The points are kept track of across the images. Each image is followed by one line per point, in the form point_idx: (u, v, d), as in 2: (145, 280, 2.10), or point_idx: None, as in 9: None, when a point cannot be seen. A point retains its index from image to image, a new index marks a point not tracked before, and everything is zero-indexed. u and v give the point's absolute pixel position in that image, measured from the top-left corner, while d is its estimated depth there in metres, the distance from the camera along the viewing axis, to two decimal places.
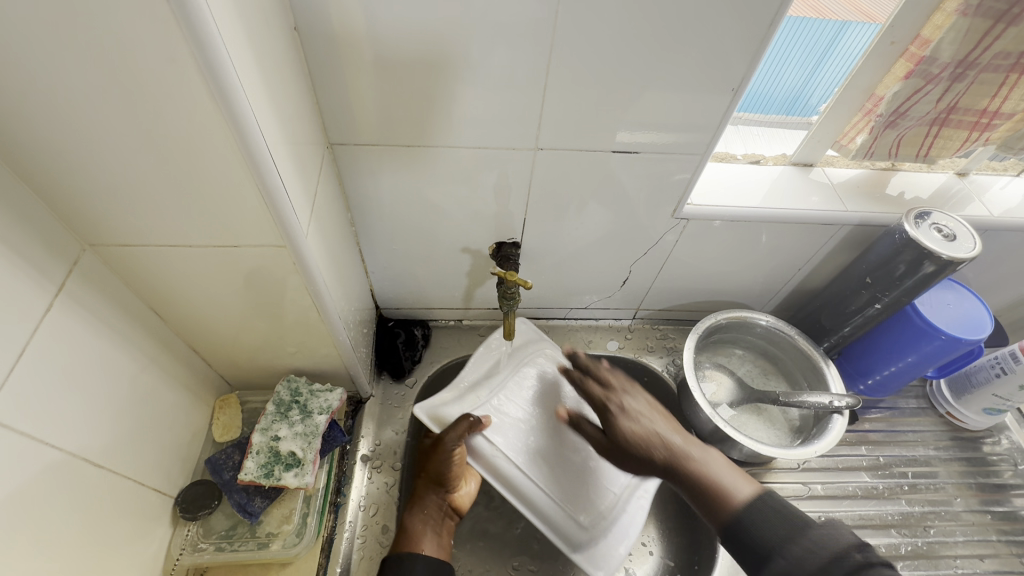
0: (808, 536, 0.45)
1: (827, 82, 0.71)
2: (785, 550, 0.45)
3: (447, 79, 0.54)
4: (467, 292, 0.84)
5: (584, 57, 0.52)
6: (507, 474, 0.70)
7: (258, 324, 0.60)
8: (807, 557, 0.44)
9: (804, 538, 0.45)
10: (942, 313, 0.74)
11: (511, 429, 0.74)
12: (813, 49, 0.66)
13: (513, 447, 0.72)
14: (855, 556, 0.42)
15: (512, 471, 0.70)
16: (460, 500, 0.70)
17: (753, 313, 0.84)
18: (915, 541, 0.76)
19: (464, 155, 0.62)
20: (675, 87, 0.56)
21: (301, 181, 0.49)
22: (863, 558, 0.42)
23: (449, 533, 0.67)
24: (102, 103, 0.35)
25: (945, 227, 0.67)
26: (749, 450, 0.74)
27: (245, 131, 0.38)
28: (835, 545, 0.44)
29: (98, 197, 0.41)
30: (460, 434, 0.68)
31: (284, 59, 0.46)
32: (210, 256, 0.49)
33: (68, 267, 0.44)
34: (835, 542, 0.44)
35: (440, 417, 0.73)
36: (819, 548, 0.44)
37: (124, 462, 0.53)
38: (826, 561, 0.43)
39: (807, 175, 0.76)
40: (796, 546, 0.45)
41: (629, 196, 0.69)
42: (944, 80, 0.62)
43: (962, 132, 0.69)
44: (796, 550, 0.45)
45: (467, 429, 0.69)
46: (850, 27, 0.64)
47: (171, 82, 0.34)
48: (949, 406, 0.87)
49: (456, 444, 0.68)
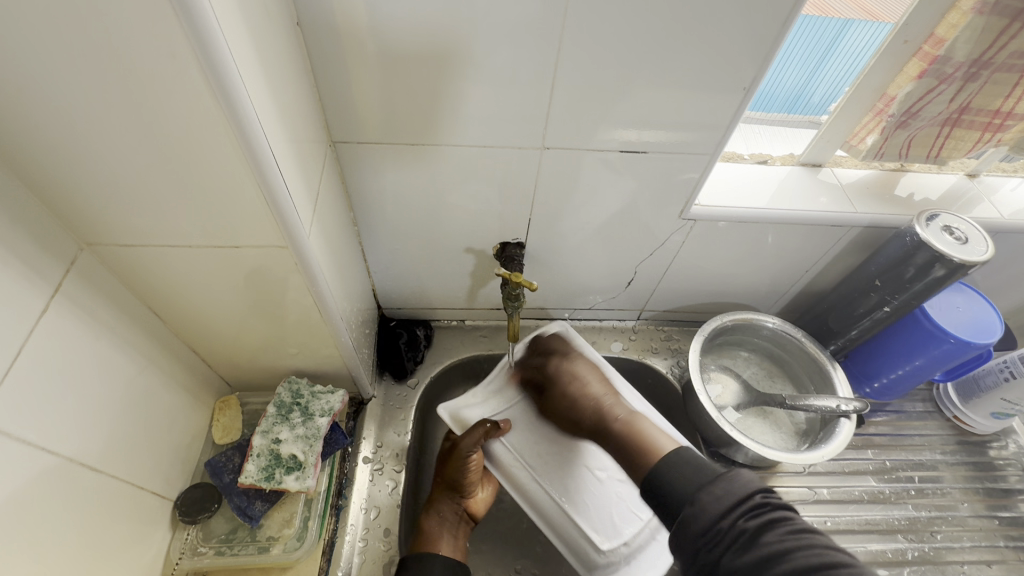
0: (716, 485, 0.47)
1: (829, 80, 0.70)
2: (696, 501, 0.47)
3: (452, 77, 0.53)
4: (471, 292, 0.83)
5: (593, 55, 0.51)
6: (525, 484, 0.71)
7: (259, 324, 0.59)
8: (714, 504, 0.46)
9: (712, 487, 0.48)
10: (951, 316, 0.73)
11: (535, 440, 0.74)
12: (814, 49, 0.66)
13: (533, 458, 0.73)
14: (753, 499, 0.45)
15: (530, 484, 0.71)
16: (476, 505, 0.72)
17: (760, 315, 0.83)
18: (922, 546, 0.76)
19: (469, 154, 0.61)
20: (686, 85, 0.54)
21: (304, 179, 0.48)
22: (761, 500, 0.45)
23: (464, 534, 0.70)
24: (99, 99, 0.34)
25: (957, 230, 0.66)
26: (754, 454, 0.73)
27: (247, 129, 0.37)
28: (739, 491, 0.46)
29: (95, 195, 0.40)
30: (475, 440, 0.69)
31: (287, 54, 0.45)
32: (210, 256, 0.48)
33: (65, 267, 0.43)
34: (736, 487, 0.47)
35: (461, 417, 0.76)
36: (725, 495, 0.46)
37: (122, 465, 0.52)
38: (730, 507, 0.45)
39: (815, 175, 0.75)
40: (707, 495, 0.47)
41: (635, 196, 0.68)
42: (957, 79, 0.61)
43: (974, 133, 0.68)
44: (706, 499, 0.47)
45: (484, 435, 0.70)
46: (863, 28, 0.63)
47: (170, 77, 0.33)
48: (956, 409, 0.86)
49: (472, 448, 0.69)
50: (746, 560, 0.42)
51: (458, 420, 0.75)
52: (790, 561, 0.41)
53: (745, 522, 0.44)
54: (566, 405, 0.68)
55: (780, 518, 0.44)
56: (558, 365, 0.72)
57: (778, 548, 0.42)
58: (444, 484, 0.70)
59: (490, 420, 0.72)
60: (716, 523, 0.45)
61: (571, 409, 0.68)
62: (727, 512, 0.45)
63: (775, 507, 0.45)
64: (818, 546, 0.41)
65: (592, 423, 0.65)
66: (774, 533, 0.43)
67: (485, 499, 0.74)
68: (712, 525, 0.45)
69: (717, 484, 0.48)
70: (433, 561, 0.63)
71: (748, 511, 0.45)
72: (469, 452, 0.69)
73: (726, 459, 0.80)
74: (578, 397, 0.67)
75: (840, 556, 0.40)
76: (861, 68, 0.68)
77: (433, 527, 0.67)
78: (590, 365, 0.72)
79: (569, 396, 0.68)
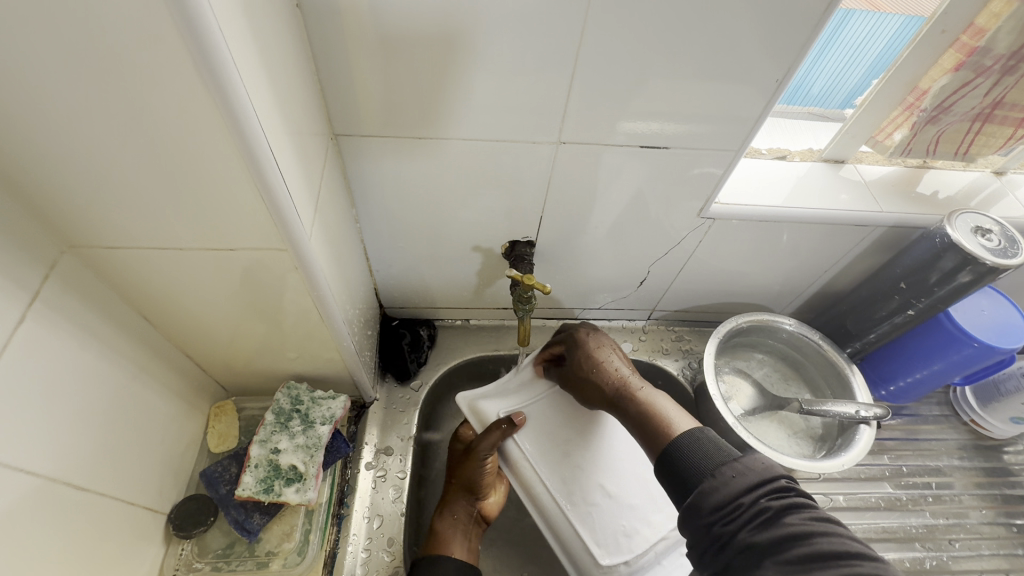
0: (740, 461, 0.44)
1: (825, 74, 0.68)
2: (718, 473, 0.44)
3: (464, 66, 0.49)
4: (477, 291, 0.80)
5: (618, 42, 0.48)
6: (534, 487, 0.66)
7: (257, 328, 0.55)
8: (738, 479, 0.43)
9: (736, 462, 0.44)
10: (975, 319, 0.71)
11: (552, 442, 0.69)
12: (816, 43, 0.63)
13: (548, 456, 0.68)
14: (779, 481, 0.43)
15: (537, 484, 0.66)
16: (488, 508, 0.70)
17: (778, 316, 0.81)
18: (939, 555, 0.74)
19: (480, 149, 0.57)
20: (712, 77, 0.51)
21: (304, 174, 0.44)
22: (785, 485, 0.43)
23: (477, 536, 0.68)
24: (82, 93, 0.30)
25: (990, 233, 0.64)
26: (769, 460, 0.71)
27: (243, 122, 0.33)
28: (765, 470, 0.43)
29: (75, 195, 0.37)
30: (492, 444, 0.67)
31: (285, 36, 0.41)
32: (204, 259, 0.45)
33: (44, 272, 0.40)
34: (760, 467, 0.44)
35: (478, 408, 0.73)
36: (750, 471, 0.43)
37: (111, 480, 0.49)
38: (755, 485, 0.42)
39: (837, 172, 0.71)
40: (729, 469, 0.44)
41: (652, 193, 0.65)
42: (995, 72, 0.58)
43: (1007, 130, 0.65)
44: (728, 474, 0.44)
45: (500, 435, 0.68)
46: (893, 18, 0.60)
47: (156, 63, 0.30)
48: (974, 413, 0.84)
49: (488, 451, 0.67)
50: (765, 538, 0.40)
51: (474, 410, 0.72)
52: (811, 545, 0.38)
53: (768, 501, 0.41)
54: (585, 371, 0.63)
55: (802, 505, 0.41)
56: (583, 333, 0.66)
57: (799, 530, 0.39)
58: (459, 485, 0.67)
59: (505, 419, 0.69)
60: (738, 497, 0.42)
61: (590, 376, 0.62)
62: (750, 489, 0.42)
63: (797, 494, 0.42)
64: (841, 535, 0.39)
65: (609, 393, 0.60)
66: (796, 516, 0.40)
67: (497, 502, 0.71)
68: (732, 499, 0.42)
69: (741, 460, 0.44)
70: (447, 562, 0.61)
71: (771, 491, 0.42)
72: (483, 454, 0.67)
73: None
74: (599, 366, 0.62)
75: (860, 547, 0.38)
76: (867, 60, 0.65)
77: (447, 529, 0.65)
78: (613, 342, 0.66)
79: (590, 365, 0.63)
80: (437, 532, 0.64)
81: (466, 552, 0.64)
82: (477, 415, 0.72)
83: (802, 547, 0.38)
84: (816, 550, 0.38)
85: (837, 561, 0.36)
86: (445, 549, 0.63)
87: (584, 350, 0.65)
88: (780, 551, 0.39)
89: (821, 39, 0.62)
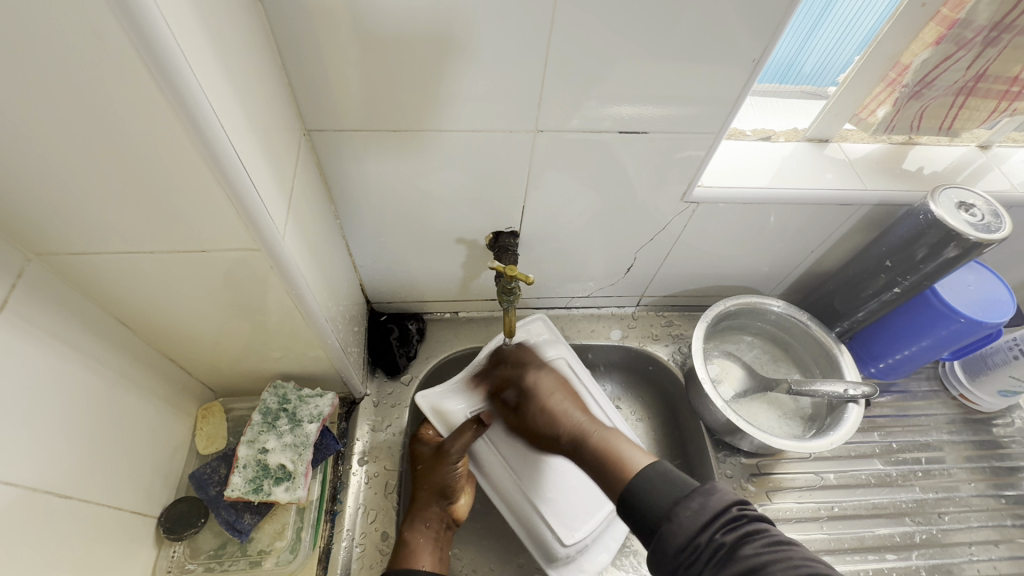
0: (692, 499, 0.49)
1: (818, 51, 0.65)
2: (673, 516, 0.48)
3: (437, 58, 0.48)
4: (464, 284, 0.80)
5: (591, 26, 0.47)
6: (501, 483, 0.70)
7: (240, 329, 0.55)
8: (692, 517, 0.47)
9: (689, 501, 0.49)
10: (962, 294, 0.71)
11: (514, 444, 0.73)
12: (808, 16, 0.60)
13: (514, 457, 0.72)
14: (730, 510, 0.47)
15: (504, 483, 0.70)
16: (460, 510, 0.68)
17: (766, 298, 0.81)
18: (929, 529, 0.75)
19: (457, 140, 0.57)
20: (688, 62, 0.51)
21: (274, 173, 0.43)
22: (737, 513, 0.47)
23: (447, 543, 0.66)
24: (29, 99, 0.30)
25: (974, 208, 0.64)
26: (760, 442, 0.71)
27: (202, 122, 0.33)
28: (716, 503, 0.47)
29: (39, 203, 0.36)
30: (465, 445, 0.67)
31: (246, 30, 0.40)
32: (175, 263, 0.44)
33: (12, 280, 0.39)
34: (712, 501, 0.48)
35: (443, 412, 0.74)
36: (702, 509, 0.47)
37: (95, 487, 0.49)
38: (707, 522, 0.46)
39: (822, 151, 0.71)
40: (684, 508, 0.48)
41: (636, 177, 0.64)
42: (977, 45, 0.58)
43: (990, 102, 0.65)
44: (682, 513, 0.48)
45: (472, 436, 0.68)
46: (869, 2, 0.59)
47: (105, 64, 0.29)
48: (963, 388, 0.85)
49: (459, 453, 0.67)
50: (724, 575, 0.43)
51: (439, 414, 0.73)
52: None
53: (722, 536, 0.45)
54: (539, 421, 0.69)
55: (756, 531, 0.45)
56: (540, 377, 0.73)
57: (755, 560, 0.43)
58: (430, 489, 0.66)
59: (476, 419, 0.69)
60: (695, 536, 0.46)
61: (545, 425, 0.69)
62: (704, 527, 0.46)
63: (751, 519, 0.46)
64: (794, 560, 0.42)
65: (566, 443, 0.66)
66: (752, 547, 0.44)
67: (466, 505, 0.70)
68: (690, 540, 0.46)
69: (693, 498, 0.49)
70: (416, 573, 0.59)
71: (725, 524, 0.46)
72: (454, 456, 0.67)
73: (730, 447, 0.78)
74: (556, 418, 0.68)
75: (814, 566, 0.41)
76: (859, 37, 0.63)
77: (418, 539, 0.63)
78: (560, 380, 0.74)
79: (546, 412, 0.69)
80: (405, 542, 0.62)
81: (434, 562, 0.62)
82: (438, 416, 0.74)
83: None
84: None
85: None
86: (414, 560, 0.61)
87: (537, 393, 0.71)
88: None
89: (796, 25, 0.62)
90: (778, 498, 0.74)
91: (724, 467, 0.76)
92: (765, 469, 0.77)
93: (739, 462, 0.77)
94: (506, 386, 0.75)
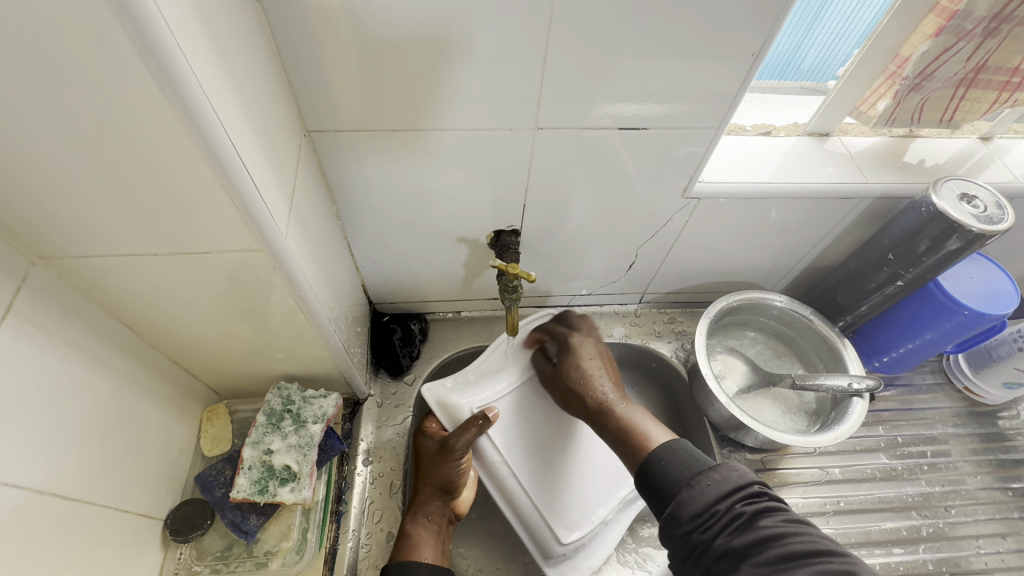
0: (715, 469, 0.50)
1: (817, 47, 0.64)
2: (694, 483, 0.49)
3: (436, 57, 0.48)
4: (466, 283, 0.80)
5: (588, 21, 0.47)
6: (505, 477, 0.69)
7: (243, 331, 0.55)
8: (714, 486, 0.48)
9: (712, 472, 0.50)
10: (965, 286, 0.71)
11: (527, 443, 0.71)
12: (804, 13, 0.60)
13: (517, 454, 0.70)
14: (753, 486, 0.48)
15: (508, 479, 0.69)
16: (460, 505, 0.69)
17: (768, 293, 0.80)
18: (935, 522, 0.75)
19: (457, 139, 0.57)
20: (687, 58, 0.51)
21: (275, 174, 0.44)
22: (759, 489, 0.48)
23: (449, 536, 0.66)
24: (34, 104, 0.30)
25: (976, 200, 0.63)
26: (764, 437, 0.71)
27: (204, 124, 0.33)
28: (739, 476, 0.49)
29: (42, 205, 0.36)
30: (469, 441, 0.65)
31: (244, 32, 0.40)
32: (179, 264, 0.44)
33: (16, 284, 0.39)
34: (734, 474, 0.49)
35: (449, 405, 0.72)
36: (725, 479, 0.48)
37: (100, 490, 0.49)
38: (729, 492, 0.47)
39: (823, 145, 0.71)
40: (705, 478, 0.49)
41: (637, 173, 0.64)
42: (976, 36, 0.58)
43: (991, 94, 0.64)
44: (703, 483, 0.49)
45: (476, 432, 0.66)
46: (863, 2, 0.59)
47: (106, 66, 0.29)
48: (967, 380, 0.84)
49: (464, 449, 0.66)
50: (740, 541, 0.45)
51: (444, 407, 0.72)
52: (784, 545, 0.43)
53: (742, 506, 0.46)
54: (573, 378, 0.70)
55: (774, 507, 0.46)
56: (578, 343, 0.73)
57: (772, 532, 0.44)
58: (433, 484, 0.65)
59: (481, 415, 0.67)
60: (714, 505, 0.47)
61: (577, 382, 0.69)
62: (725, 496, 0.47)
63: (771, 497, 0.47)
64: (811, 535, 0.43)
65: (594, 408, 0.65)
66: (769, 519, 0.45)
67: (468, 499, 0.71)
68: (708, 508, 0.47)
69: (717, 469, 0.50)
70: (419, 566, 0.59)
71: (745, 497, 0.47)
72: (457, 453, 0.65)
73: (735, 443, 0.78)
74: (590, 383, 0.68)
75: (829, 544, 0.42)
76: (858, 32, 0.62)
77: (420, 532, 0.63)
78: (598, 350, 0.74)
79: (581, 372, 0.70)
80: (408, 535, 0.62)
81: (437, 555, 0.63)
82: (444, 409, 0.72)
83: (772, 547, 0.43)
84: (789, 550, 0.42)
85: (805, 560, 0.41)
86: (416, 554, 0.61)
87: (577, 353, 0.72)
88: (755, 552, 0.43)
89: (793, 24, 0.61)
90: (783, 494, 0.74)
91: (729, 463, 0.76)
92: (770, 464, 0.77)
93: (744, 458, 0.77)
94: (552, 344, 0.76)
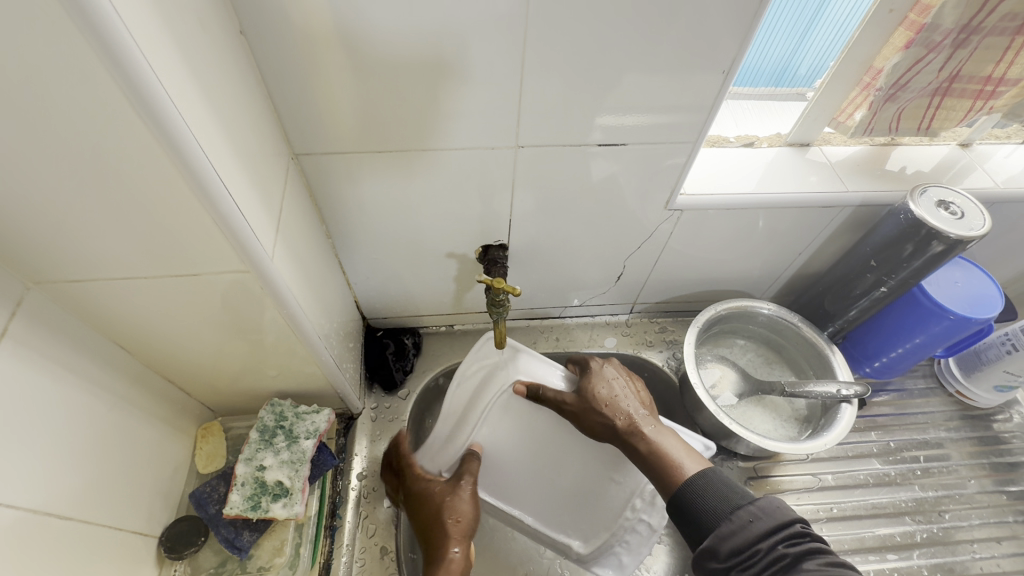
0: (757, 505, 0.49)
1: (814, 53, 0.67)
2: (735, 518, 0.49)
3: (416, 81, 0.50)
4: (457, 297, 0.81)
5: (562, 44, 0.49)
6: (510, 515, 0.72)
7: (236, 349, 0.56)
8: (756, 525, 0.48)
9: (752, 507, 0.50)
10: (949, 291, 0.71)
11: (507, 478, 0.70)
12: (800, 18, 0.62)
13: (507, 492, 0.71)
14: (795, 526, 0.48)
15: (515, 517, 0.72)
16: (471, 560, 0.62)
17: (755, 301, 0.81)
18: (930, 527, 0.75)
19: (441, 158, 0.58)
20: (660, 76, 0.52)
21: (261, 198, 0.45)
22: (800, 529, 0.47)
23: None
24: (26, 140, 0.32)
25: (953, 205, 0.65)
26: (756, 446, 0.71)
27: (189, 156, 0.35)
28: (782, 516, 0.48)
29: (36, 235, 0.38)
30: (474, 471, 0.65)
31: (229, 66, 0.42)
32: (169, 286, 0.45)
33: (12, 308, 0.41)
34: (777, 512, 0.49)
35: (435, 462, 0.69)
36: (769, 516, 0.48)
37: (95, 508, 0.50)
38: (771, 531, 0.47)
39: (804, 155, 0.72)
40: (745, 514, 0.49)
41: (620, 187, 0.65)
42: (946, 47, 0.59)
43: (965, 102, 0.66)
44: (743, 519, 0.49)
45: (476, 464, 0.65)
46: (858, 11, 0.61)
47: (96, 107, 0.31)
48: (959, 384, 0.85)
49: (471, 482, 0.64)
50: None
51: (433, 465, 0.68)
52: None
53: (785, 547, 0.46)
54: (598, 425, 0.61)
55: (819, 551, 0.46)
56: (598, 365, 0.65)
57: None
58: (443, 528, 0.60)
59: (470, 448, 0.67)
60: (755, 544, 0.47)
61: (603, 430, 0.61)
62: (767, 535, 0.47)
63: (814, 538, 0.47)
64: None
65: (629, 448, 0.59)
66: (812, 562, 0.45)
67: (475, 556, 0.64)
68: (749, 545, 0.47)
69: (759, 504, 0.50)
70: None
71: (788, 538, 0.47)
72: (465, 485, 0.63)
73: (727, 451, 0.78)
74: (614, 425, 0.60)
75: None
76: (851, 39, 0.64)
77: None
78: (611, 375, 0.64)
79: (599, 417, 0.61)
80: None
81: None
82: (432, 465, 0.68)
83: None
84: None
85: None
86: None
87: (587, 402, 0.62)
88: None
89: (786, 31, 0.64)
90: None
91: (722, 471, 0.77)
92: (762, 472, 0.77)
93: (736, 465, 0.77)
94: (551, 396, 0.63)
